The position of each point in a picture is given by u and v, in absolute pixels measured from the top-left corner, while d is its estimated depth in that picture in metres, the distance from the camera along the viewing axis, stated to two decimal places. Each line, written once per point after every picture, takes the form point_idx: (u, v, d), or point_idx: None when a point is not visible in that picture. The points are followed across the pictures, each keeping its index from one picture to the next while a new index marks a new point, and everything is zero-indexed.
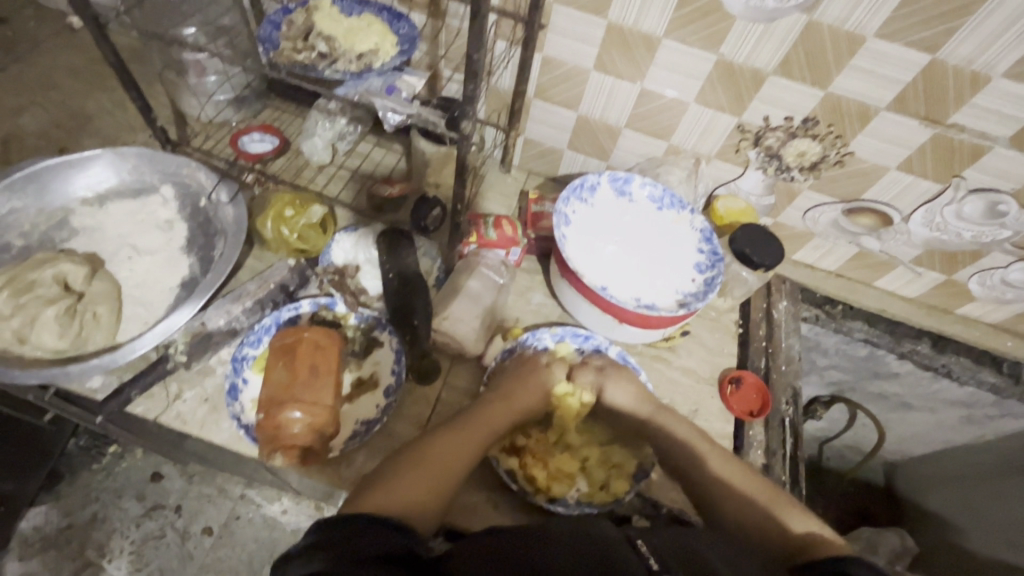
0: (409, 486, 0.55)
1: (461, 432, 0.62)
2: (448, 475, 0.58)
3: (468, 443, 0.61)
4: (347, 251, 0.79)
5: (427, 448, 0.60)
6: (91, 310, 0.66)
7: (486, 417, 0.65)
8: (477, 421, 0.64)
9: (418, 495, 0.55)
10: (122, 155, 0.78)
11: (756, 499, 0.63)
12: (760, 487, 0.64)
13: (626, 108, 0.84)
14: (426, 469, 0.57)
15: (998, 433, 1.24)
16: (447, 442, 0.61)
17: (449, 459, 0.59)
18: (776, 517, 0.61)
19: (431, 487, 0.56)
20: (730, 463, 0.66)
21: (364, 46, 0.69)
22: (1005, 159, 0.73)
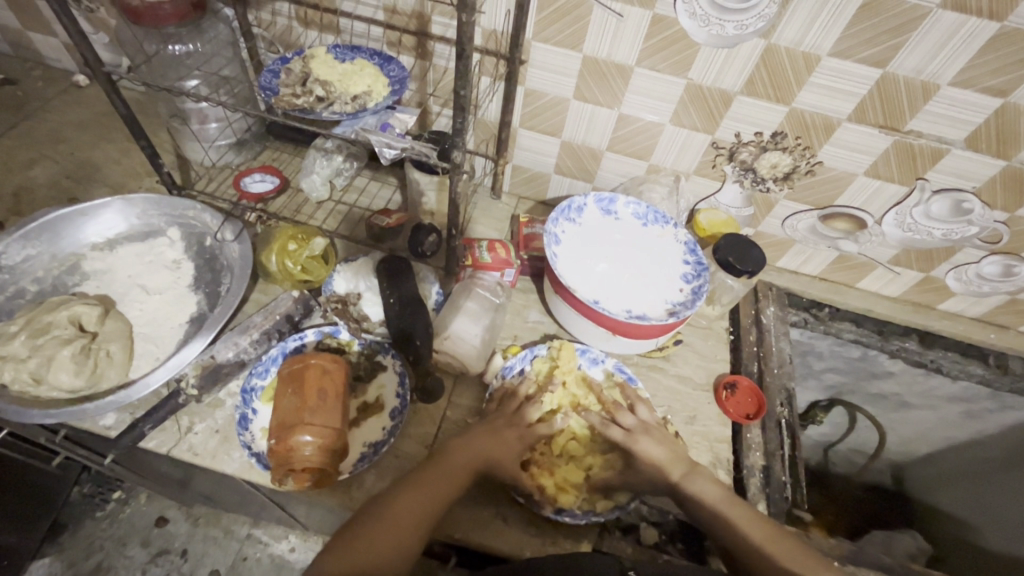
0: (365, 554, 0.55)
1: (423, 483, 0.61)
2: (409, 532, 0.57)
3: (429, 496, 0.60)
4: (348, 280, 0.82)
5: (389, 503, 0.59)
6: (105, 349, 0.69)
7: (452, 467, 0.63)
8: (439, 472, 0.63)
9: (376, 561, 0.55)
10: (131, 201, 0.83)
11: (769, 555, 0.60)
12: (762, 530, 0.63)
13: (606, 133, 0.90)
14: (389, 526, 0.57)
15: (996, 427, 1.26)
16: (408, 495, 0.60)
17: (407, 516, 0.58)
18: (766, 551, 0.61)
19: (391, 549, 0.56)
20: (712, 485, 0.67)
21: (358, 87, 0.74)
22: (964, 160, 0.78)
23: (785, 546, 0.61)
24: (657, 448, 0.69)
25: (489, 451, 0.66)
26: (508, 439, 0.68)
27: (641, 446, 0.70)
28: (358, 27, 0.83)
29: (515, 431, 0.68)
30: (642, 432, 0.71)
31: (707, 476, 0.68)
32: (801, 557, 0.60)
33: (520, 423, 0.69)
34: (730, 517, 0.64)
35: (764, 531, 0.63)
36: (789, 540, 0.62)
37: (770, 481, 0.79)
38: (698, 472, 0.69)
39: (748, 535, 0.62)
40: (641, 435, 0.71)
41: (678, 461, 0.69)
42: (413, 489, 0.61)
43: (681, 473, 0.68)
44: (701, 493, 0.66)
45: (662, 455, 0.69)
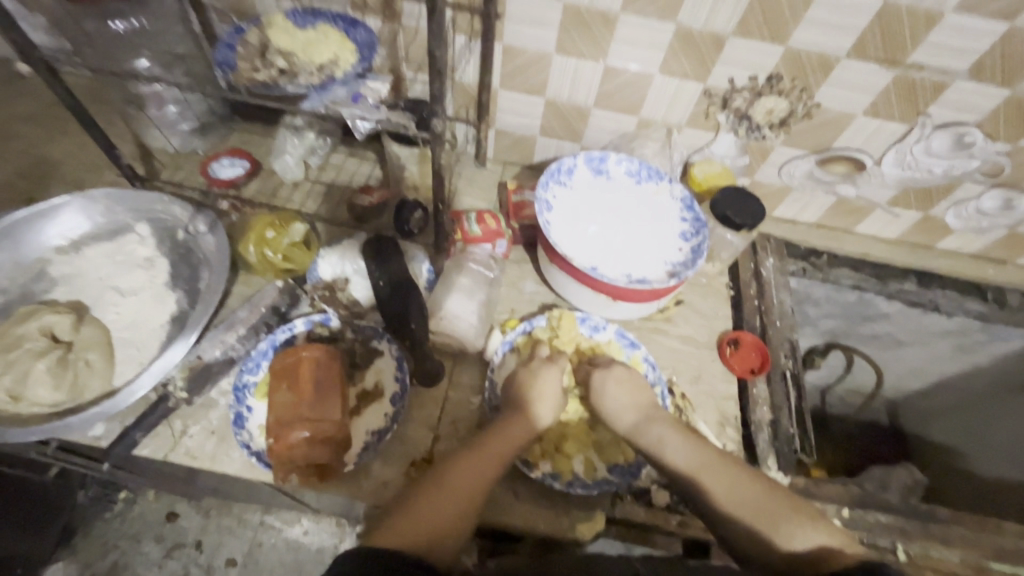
0: (433, 518, 0.56)
1: (480, 451, 0.62)
2: (466, 500, 0.58)
3: (488, 464, 0.62)
4: (335, 265, 0.78)
5: (450, 471, 0.60)
6: (83, 358, 0.65)
7: (507, 434, 0.65)
8: (494, 439, 0.64)
9: (442, 523, 0.56)
10: (92, 198, 0.77)
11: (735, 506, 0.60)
12: (726, 479, 0.62)
13: (593, 88, 0.85)
14: (447, 499, 0.58)
15: (990, 359, 1.28)
16: (468, 462, 0.61)
17: (465, 484, 0.59)
18: (721, 500, 0.61)
19: (452, 519, 0.56)
20: (676, 440, 0.66)
21: (323, 57, 0.68)
22: (967, 92, 0.75)
23: (762, 490, 0.61)
24: (614, 394, 0.70)
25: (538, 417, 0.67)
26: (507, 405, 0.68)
27: (601, 389, 0.71)
28: None
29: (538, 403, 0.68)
30: (601, 377, 0.71)
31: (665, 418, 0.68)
32: (776, 502, 0.60)
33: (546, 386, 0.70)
34: (701, 468, 0.63)
35: (739, 478, 0.62)
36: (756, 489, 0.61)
37: (778, 435, 0.79)
38: (655, 414, 0.68)
39: (714, 492, 0.61)
40: (597, 374, 0.72)
41: (638, 408, 0.69)
42: (466, 463, 0.61)
43: (642, 420, 0.68)
44: (657, 441, 0.66)
45: (619, 405, 0.69)
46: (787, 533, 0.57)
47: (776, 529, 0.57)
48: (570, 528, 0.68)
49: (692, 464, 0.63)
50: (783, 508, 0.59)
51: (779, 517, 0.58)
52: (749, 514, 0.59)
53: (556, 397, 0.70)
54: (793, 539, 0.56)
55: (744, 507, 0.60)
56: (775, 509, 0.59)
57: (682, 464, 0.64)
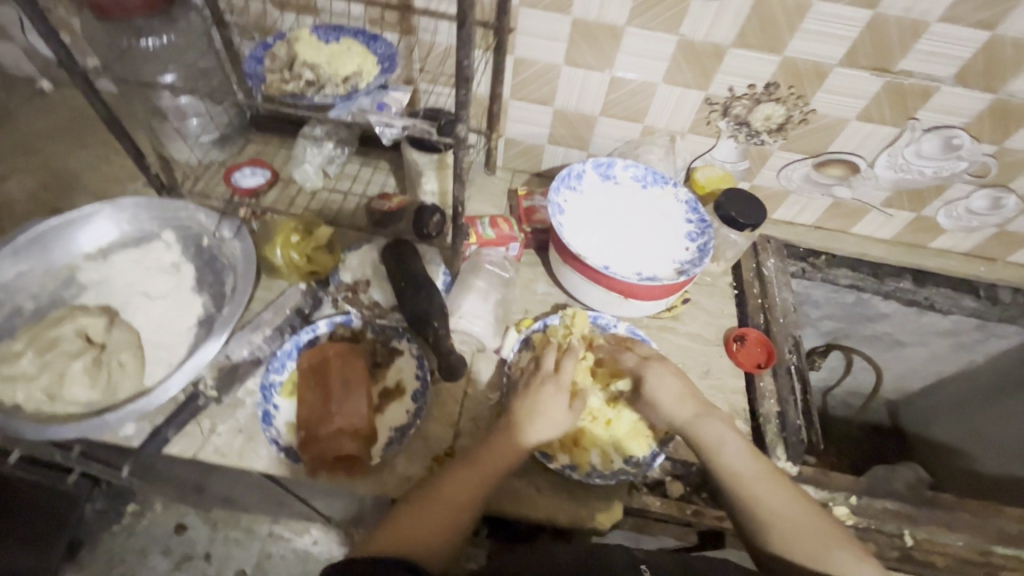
0: (422, 527, 0.58)
1: (475, 462, 0.63)
2: (458, 506, 0.60)
3: (481, 476, 0.62)
4: (355, 268, 0.81)
5: (443, 481, 0.62)
6: (116, 359, 0.68)
7: (503, 447, 0.64)
8: (489, 450, 0.64)
9: (432, 528, 0.58)
10: (121, 207, 0.80)
11: (785, 518, 0.61)
12: (778, 492, 0.63)
13: (599, 98, 0.89)
14: (438, 503, 0.60)
15: (985, 356, 1.32)
16: (460, 475, 0.62)
17: (458, 494, 0.61)
18: (768, 509, 0.62)
19: (442, 524, 0.59)
20: (735, 443, 0.67)
21: (348, 69, 0.71)
22: (954, 96, 0.79)
23: (811, 514, 0.62)
24: (665, 385, 0.71)
25: (540, 428, 0.66)
26: (528, 407, 0.67)
27: (654, 381, 0.71)
28: (338, 6, 0.81)
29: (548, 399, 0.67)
30: (658, 367, 0.72)
31: (724, 419, 0.70)
32: (826, 528, 0.61)
33: (557, 377, 0.69)
34: (759, 481, 0.64)
35: (792, 500, 0.63)
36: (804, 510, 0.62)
37: (786, 427, 0.81)
38: (710, 412, 0.70)
39: (761, 499, 0.63)
40: (651, 367, 0.72)
41: (693, 403, 0.70)
42: (462, 468, 0.63)
43: (698, 419, 0.69)
44: (719, 440, 0.67)
45: (668, 398, 0.70)
46: (831, 557, 0.58)
47: (822, 550, 0.58)
48: (591, 517, 0.70)
49: (745, 469, 0.65)
50: (830, 536, 0.60)
51: (827, 543, 0.59)
52: (798, 532, 0.60)
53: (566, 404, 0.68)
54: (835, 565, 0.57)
55: (792, 525, 0.61)
56: (820, 534, 0.60)
57: (736, 468, 0.65)
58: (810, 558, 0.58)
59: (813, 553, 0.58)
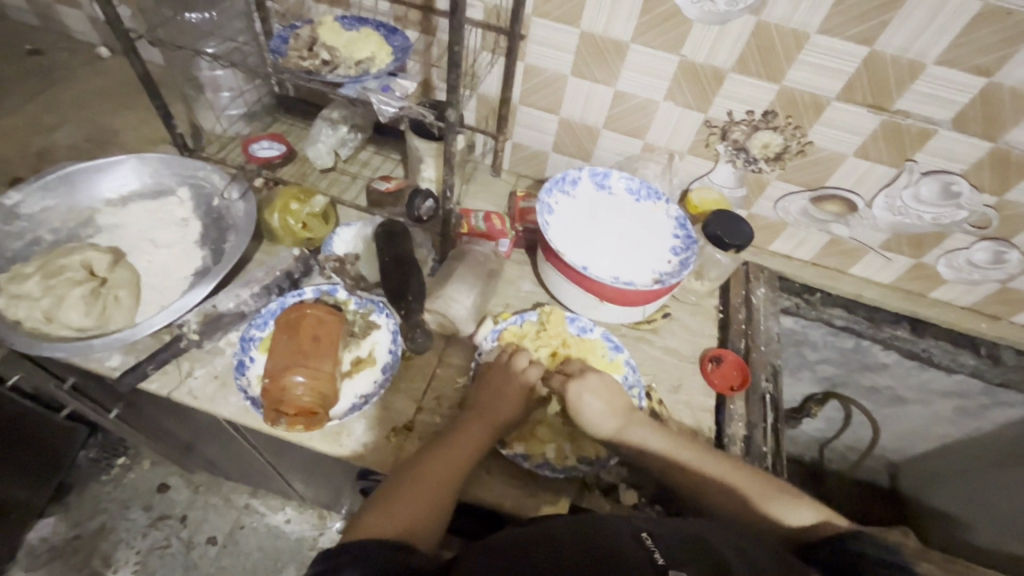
0: (410, 508, 0.60)
1: (450, 446, 0.67)
2: (439, 487, 0.63)
3: (458, 460, 0.66)
4: (348, 242, 0.86)
5: (424, 465, 0.64)
6: (113, 293, 0.72)
7: (473, 433, 0.69)
8: (460, 436, 0.68)
9: (420, 511, 0.60)
10: (145, 160, 0.86)
11: (733, 497, 0.65)
12: (712, 467, 0.68)
13: (603, 111, 0.92)
14: (421, 485, 0.62)
15: (990, 423, 1.27)
16: (438, 460, 0.65)
17: (440, 474, 0.64)
18: (710, 482, 0.67)
19: (429, 507, 0.61)
20: (660, 439, 0.70)
21: (362, 54, 0.77)
22: (952, 141, 0.80)
23: (750, 479, 0.67)
24: (593, 402, 0.70)
25: (498, 414, 0.70)
26: (489, 400, 0.72)
27: (578, 400, 0.71)
28: (366, 2, 0.87)
29: (511, 401, 0.72)
30: (585, 381, 0.72)
31: (645, 418, 0.72)
32: (760, 482, 0.67)
33: (515, 376, 0.74)
34: (695, 468, 0.68)
35: (727, 470, 0.68)
36: (741, 473, 0.67)
37: (750, 451, 0.80)
38: (636, 418, 0.71)
39: (702, 482, 0.67)
40: (573, 385, 0.72)
41: (615, 414, 0.70)
42: (439, 457, 0.66)
43: (625, 423, 0.71)
44: (644, 442, 0.70)
45: (600, 410, 0.70)
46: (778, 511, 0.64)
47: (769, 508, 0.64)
48: (534, 508, 0.70)
49: (679, 456, 0.69)
50: (767, 489, 0.66)
51: (770, 498, 0.65)
52: (741, 498, 0.65)
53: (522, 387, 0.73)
54: (780, 513, 0.63)
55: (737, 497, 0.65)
56: (759, 490, 0.66)
57: (671, 459, 0.69)
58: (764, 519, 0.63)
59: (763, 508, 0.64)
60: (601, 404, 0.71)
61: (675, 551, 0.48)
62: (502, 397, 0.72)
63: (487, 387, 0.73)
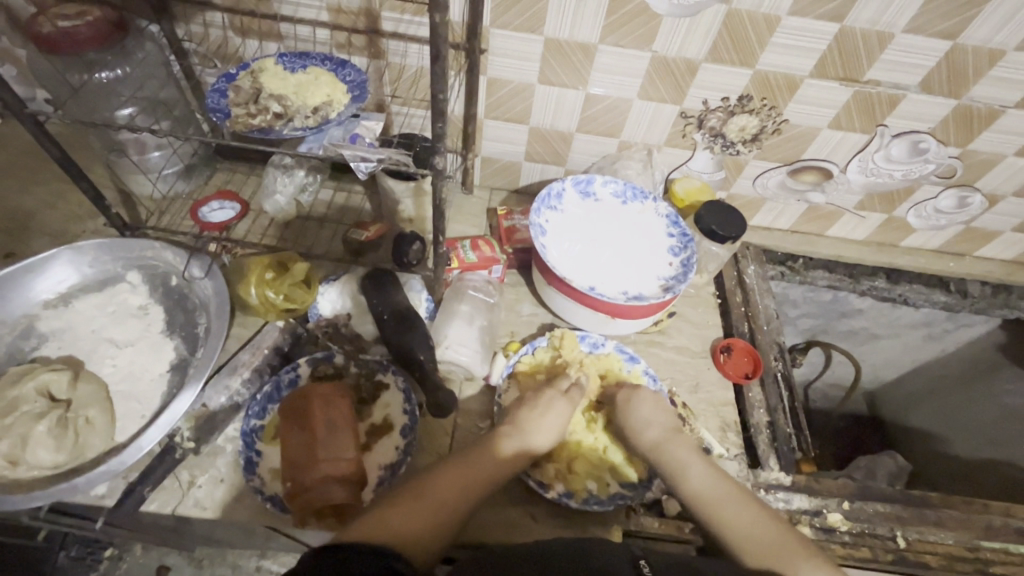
0: (404, 519, 0.55)
1: (465, 463, 0.63)
2: (442, 507, 0.58)
3: (471, 480, 0.61)
4: (334, 301, 0.79)
5: (435, 480, 0.60)
6: (84, 416, 0.63)
7: (496, 450, 0.65)
8: (481, 453, 0.64)
9: (412, 529, 0.55)
10: (80, 249, 0.76)
11: (755, 535, 0.59)
12: (743, 500, 0.62)
13: (575, 115, 0.88)
14: (423, 501, 0.58)
15: (956, 345, 1.36)
16: (448, 474, 0.61)
17: (446, 493, 0.59)
18: (733, 521, 0.60)
19: (424, 528, 0.56)
20: (697, 461, 0.66)
21: (317, 98, 0.69)
22: (920, 103, 0.81)
23: (778, 527, 0.60)
24: (643, 410, 0.71)
25: (541, 435, 0.67)
26: (529, 418, 0.68)
27: (629, 404, 0.72)
28: (302, 32, 0.78)
29: (556, 419, 0.69)
30: (636, 392, 0.73)
31: (690, 440, 0.69)
32: (792, 540, 0.58)
33: (560, 391, 0.72)
34: (727, 501, 0.62)
35: (760, 515, 0.61)
36: (777, 521, 0.61)
37: (776, 435, 0.83)
38: (679, 434, 0.69)
39: (729, 514, 0.61)
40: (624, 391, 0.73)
41: (662, 425, 0.70)
42: (450, 473, 0.61)
43: (668, 438, 0.68)
44: (683, 461, 0.66)
45: (643, 418, 0.70)
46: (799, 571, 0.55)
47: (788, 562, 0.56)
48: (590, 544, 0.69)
49: (711, 482, 0.64)
50: (795, 546, 0.58)
51: (798, 556, 0.57)
52: (767, 545, 0.58)
53: (563, 408, 0.70)
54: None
55: (758, 539, 0.59)
56: (791, 545, 0.58)
57: (704, 485, 0.64)
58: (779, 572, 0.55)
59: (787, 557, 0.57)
60: (649, 422, 0.70)
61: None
62: (535, 413, 0.69)
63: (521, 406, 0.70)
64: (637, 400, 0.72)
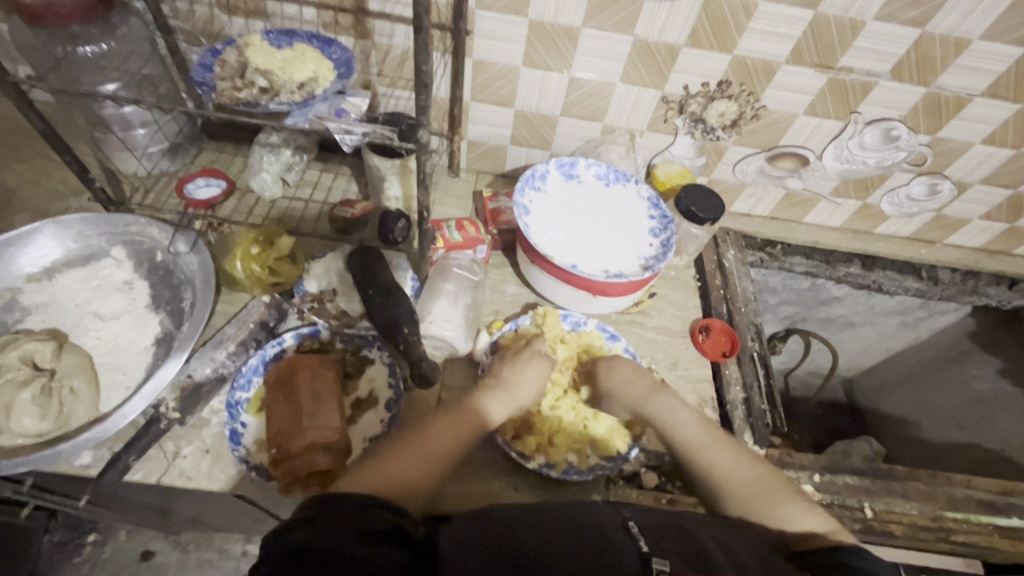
0: (399, 471, 0.57)
1: (461, 416, 0.65)
2: (435, 458, 0.60)
3: (461, 433, 0.63)
4: (320, 278, 0.80)
5: (436, 429, 0.63)
6: (67, 385, 0.64)
7: (481, 406, 0.67)
8: (474, 407, 0.67)
9: (408, 480, 0.57)
10: (64, 223, 0.76)
11: (739, 482, 0.65)
12: (728, 449, 0.68)
13: (559, 98, 0.90)
14: (417, 454, 0.60)
15: (929, 332, 1.40)
16: (439, 427, 0.63)
17: (439, 445, 0.61)
18: (718, 475, 0.66)
19: (418, 478, 0.58)
20: (685, 416, 0.71)
21: (303, 74, 0.70)
22: (891, 91, 0.84)
23: (761, 475, 0.66)
24: (621, 373, 0.75)
25: (522, 396, 0.70)
26: (521, 373, 0.72)
27: (606, 371, 0.76)
28: (288, 10, 0.79)
29: (534, 381, 0.72)
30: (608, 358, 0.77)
31: (672, 395, 0.73)
32: (772, 485, 0.65)
33: (544, 355, 0.75)
34: (712, 450, 0.68)
35: (744, 460, 0.67)
36: (759, 467, 0.67)
37: (752, 412, 0.85)
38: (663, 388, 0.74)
39: (715, 465, 0.67)
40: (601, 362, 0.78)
41: (642, 384, 0.74)
42: (440, 427, 0.63)
43: (650, 397, 0.73)
44: (666, 412, 0.71)
45: (622, 382, 0.75)
46: (783, 514, 0.61)
47: (774, 506, 0.62)
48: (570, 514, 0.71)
49: (698, 433, 0.69)
50: (778, 490, 0.64)
51: (777, 498, 0.63)
52: (752, 493, 0.64)
53: (546, 373, 0.73)
54: (789, 517, 0.61)
55: (744, 489, 0.64)
56: (771, 489, 0.64)
57: (692, 437, 0.69)
58: (763, 518, 0.61)
59: (772, 503, 0.62)
60: (628, 389, 0.74)
61: (663, 545, 0.51)
62: (521, 373, 0.72)
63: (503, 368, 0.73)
64: (617, 367, 0.76)
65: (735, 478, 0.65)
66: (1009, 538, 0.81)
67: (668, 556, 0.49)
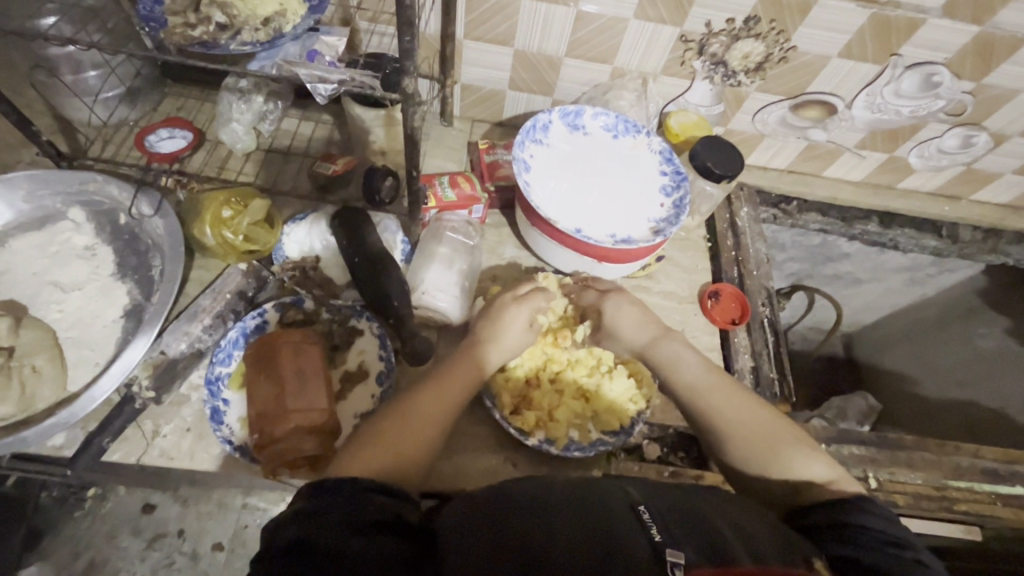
0: (395, 443, 0.55)
1: (447, 376, 0.62)
2: (431, 428, 0.58)
3: (455, 390, 0.61)
4: (301, 241, 0.74)
5: (416, 396, 0.60)
6: (29, 364, 0.60)
7: (472, 358, 0.64)
8: (459, 364, 0.63)
9: (403, 450, 0.55)
10: (12, 183, 0.69)
11: (745, 426, 0.62)
12: (734, 393, 0.65)
13: (565, 37, 0.79)
14: (412, 421, 0.57)
15: (937, 290, 1.36)
16: (432, 388, 0.60)
17: (434, 411, 0.59)
18: (724, 419, 0.63)
19: (414, 450, 0.56)
20: (690, 359, 0.67)
21: (268, 7, 0.60)
22: (940, 29, 0.74)
23: (769, 420, 0.63)
24: (624, 315, 0.71)
25: (511, 344, 0.67)
26: (498, 323, 0.67)
27: (612, 316, 0.71)
28: None
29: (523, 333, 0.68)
30: (612, 298, 0.72)
31: (680, 340, 0.70)
32: (779, 430, 0.62)
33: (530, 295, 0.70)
34: (717, 392, 0.64)
35: (751, 404, 0.64)
36: (764, 410, 0.64)
37: (759, 380, 0.81)
38: (669, 335, 0.70)
39: (722, 408, 0.63)
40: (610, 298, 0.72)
41: (650, 326, 0.70)
42: (434, 387, 0.61)
43: (653, 341, 0.70)
44: (673, 357, 0.68)
45: (631, 326, 0.71)
46: (789, 460, 0.59)
47: (781, 452, 0.60)
48: None
49: (702, 376, 0.66)
50: (786, 436, 0.61)
51: (784, 444, 0.60)
52: (760, 437, 0.61)
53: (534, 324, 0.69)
54: (795, 464, 0.59)
55: (750, 434, 0.61)
56: (778, 434, 0.61)
57: (696, 381, 0.66)
58: (766, 464, 0.59)
59: (778, 448, 0.60)
60: (631, 341, 0.71)
61: (675, 531, 0.46)
62: (512, 323, 0.67)
63: (492, 314, 0.68)
64: (621, 307, 0.71)
65: (741, 421, 0.62)
66: (1010, 505, 0.80)
67: (682, 548, 0.44)
